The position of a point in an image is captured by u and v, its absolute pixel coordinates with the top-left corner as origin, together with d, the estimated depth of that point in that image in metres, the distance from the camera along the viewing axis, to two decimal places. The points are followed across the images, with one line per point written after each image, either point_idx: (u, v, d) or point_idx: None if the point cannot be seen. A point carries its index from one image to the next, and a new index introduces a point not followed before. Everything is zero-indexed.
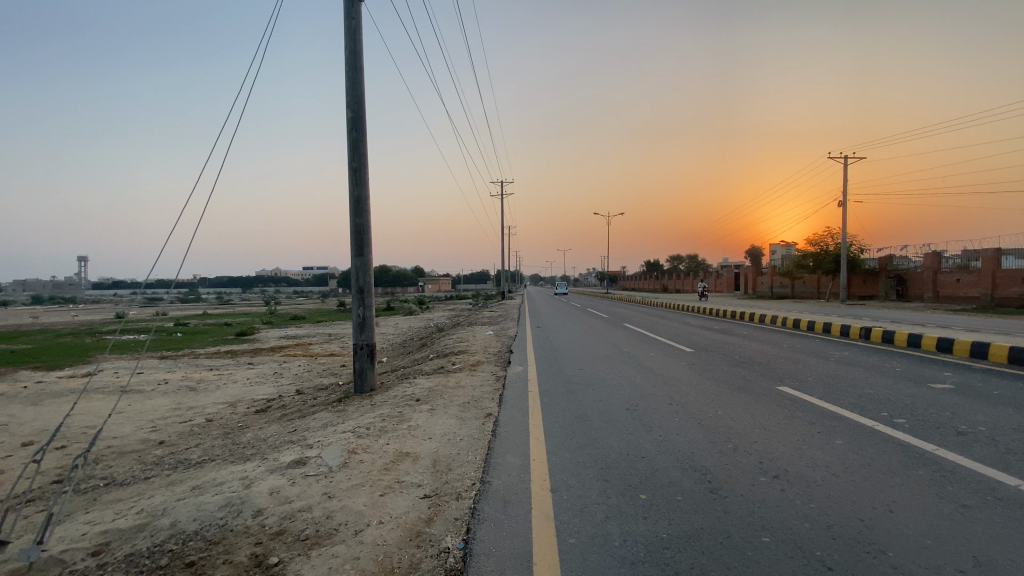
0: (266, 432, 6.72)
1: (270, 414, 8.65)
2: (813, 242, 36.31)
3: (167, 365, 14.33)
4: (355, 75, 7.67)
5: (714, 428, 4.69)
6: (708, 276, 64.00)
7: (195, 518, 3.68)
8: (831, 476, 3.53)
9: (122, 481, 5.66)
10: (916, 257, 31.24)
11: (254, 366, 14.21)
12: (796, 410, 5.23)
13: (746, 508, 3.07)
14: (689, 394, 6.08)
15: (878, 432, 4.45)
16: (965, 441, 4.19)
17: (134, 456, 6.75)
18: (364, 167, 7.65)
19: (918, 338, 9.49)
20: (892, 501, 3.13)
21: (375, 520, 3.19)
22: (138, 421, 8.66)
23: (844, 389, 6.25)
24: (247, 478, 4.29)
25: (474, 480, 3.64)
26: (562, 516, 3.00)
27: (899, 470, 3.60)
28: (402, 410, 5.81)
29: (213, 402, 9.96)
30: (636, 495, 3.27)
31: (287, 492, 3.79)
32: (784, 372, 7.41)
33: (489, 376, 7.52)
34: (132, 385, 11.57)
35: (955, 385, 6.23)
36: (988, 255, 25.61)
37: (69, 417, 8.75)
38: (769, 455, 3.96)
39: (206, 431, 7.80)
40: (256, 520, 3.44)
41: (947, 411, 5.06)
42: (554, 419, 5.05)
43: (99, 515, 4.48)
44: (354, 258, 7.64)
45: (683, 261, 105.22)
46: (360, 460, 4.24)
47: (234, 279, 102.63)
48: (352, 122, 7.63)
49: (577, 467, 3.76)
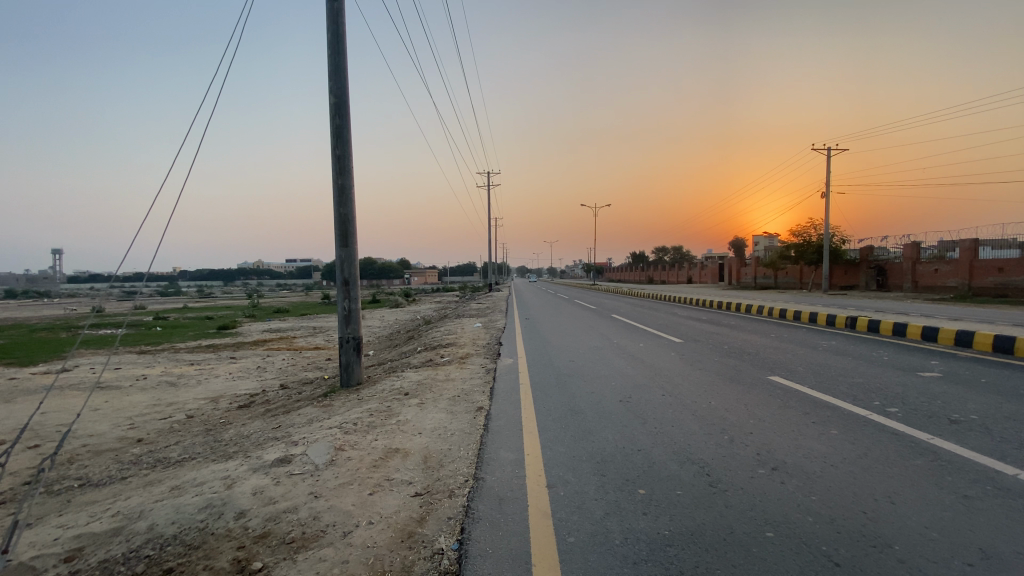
0: (249, 428, 6.52)
1: (253, 409, 8.45)
2: (796, 233, 36.67)
3: (146, 360, 13.95)
4: (338, 59, 7.43)
5: (709, 419, 4.63)
6: (693, 267, 64.49)
7: (174, 521, 3.52)
8: (830, 468, 3.48)
9: (97, 482, 5.44)
10: (895, 248, 31.73)
11: (236, 360, 13.86)
12: (789, 400, 5.21)
13: (747, 501, 3.00)
14: (681, 385, 6.03)
15: (873, 422, 4.42)
16: (959, 430, 4.18)
17: (112, 455, 6.53)
18: (348, 155, 7.43)
19: (903, 328, 9.57)
20: (893, 493, 3.09)
21: (365, 520, 3.06)
22: (115, 419, 8.39)
23: (835, 378, 6.25)
24: (229, 478, 4.13)
25: (467, 476, 3.52)
26: (559, 514, 2.90)
27: (897, 460, 3.57)
28: (389, 405, 5.66)
29: (194, 398, 9.70)
30: (635, 490, 3.18)
31: (271, 492, 3.63)
32: (774, 362, 7.41)
33: (478, 369, 7.41)
34: (109, 381, 11.24)
35: (943, 374, 6.27)
36: (965, 246, 26.16)
37: (42, 416, 8.44)
38: (767, 446, 3.91)
39: (187, 429, 7.57)
40: (238, 522, 3.29)
41: (938, 400, 5.08)
42: (547, 412, 4.95)
43: (73, 518, 4.28)
44: (339, 249, 7.43)
45: (668, 252, 105.92)
46: (348, 458, 4.09)
47: (214, 272, 100.88)
48: (335, 108, 7.40)
49: (572, 462, 3.67)
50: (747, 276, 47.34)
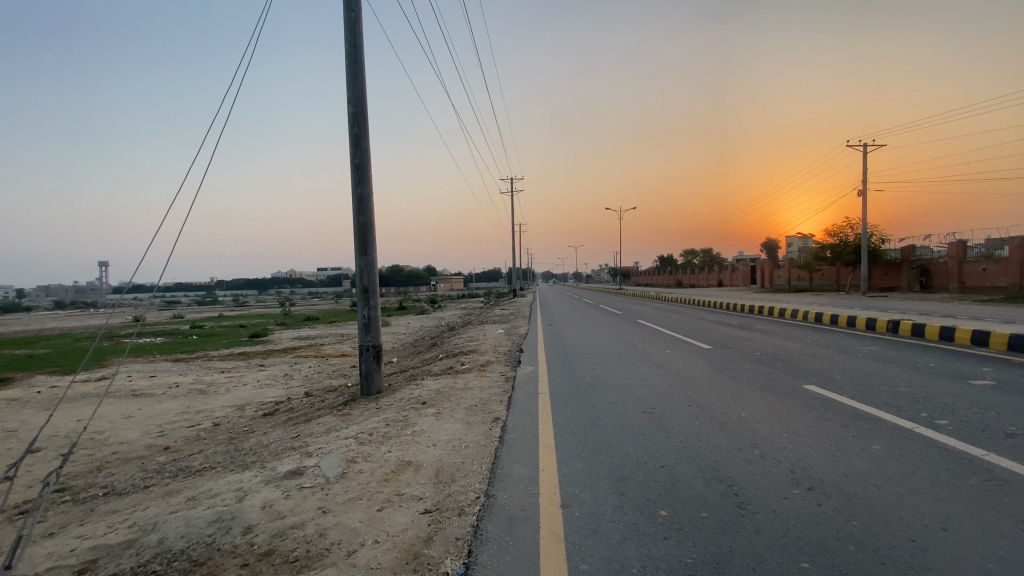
0: (269, 438, 6.51)
1: (277, 417, 8.51)
2: (832, 233, 35.35)
3: (179, 368, 14.28)
4: (356, 68, 7.42)
5: (737, 432, 4.37)
6: (724, 271, 63.03)
7: (183, 535, 3.46)
8: (872, 488, 3.19)
9: (121, 491, 5.50)
10: (939, 247, 30.30)
11: (265, 368, 14.03)
12: (825, 412, 4.89)
13: (779, 526, 2.76)
14: (708, 394, 5.75)
15: (919, 436, 4.08)
16: (1018, 445, 3.81)
17: (139, 463, 6.61)
18: (367, 163, 7.41)
19: (950, 332, 9.01)
20: (946, 518, 2.79)
21: (371, 538, 2.94)
22: (145, 426, 8.53)
23: (875, 387, 5.87)
24: (241, 490, 4.06)
25: (479, 493, 3.37)
26: (572, 537, 2.71)
27: (947, 479, 3.26)
28: (406, 414, 5.56)
29: (221, 406, 9.80)
30: (656, 511, 2.96)
31: (279, 507, 3.55)
32: (809, 370, 7.03)
33: (497, 377, 7.26)
34: (142, 389, 11.49)
35: (996, 382, 5.81)
36: (1015, 244, 24.83)
37: (77, 424, 8.64)
38: (801, 462, 3.63)
39: (212, 437, 7.61)
40: (245, 538, 3.20)
41: (992, 411, 4.68)
42: (565, 424, 4.77)
43: (91, 529, 4.29)
44: (358, 257, 7.41)
45: (697, 255, 104.00)
46: (360, 470, 3.99)
47: (248, 283, 103.83)
48: (354, 117, 7.38)
49: (590, 479, 3.47)
50: (782, 278, 45.93)
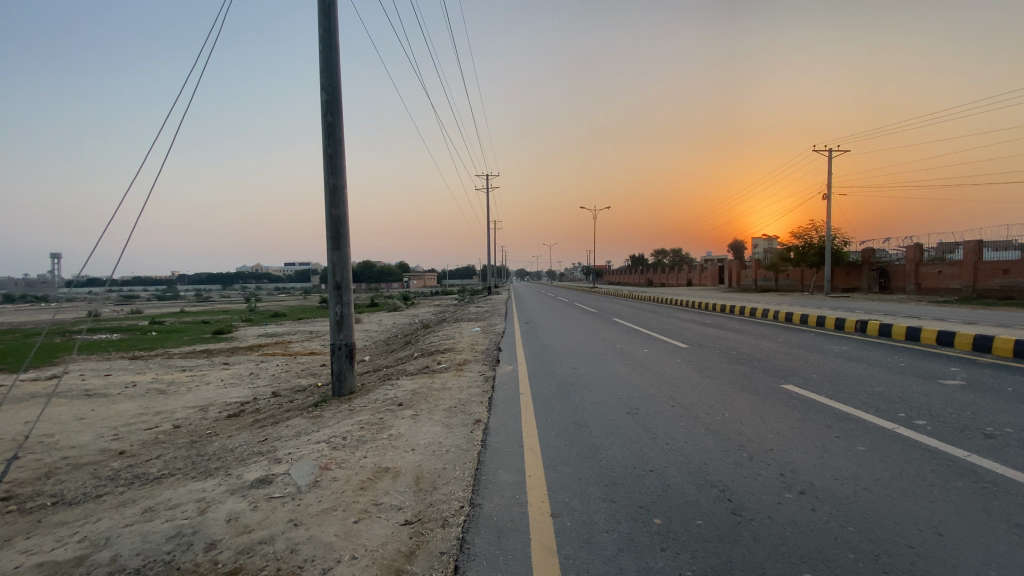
0: (234, 442, 6.17)
1: (243, 419, 8.14)
2: (797, 235, 36.42)
3: (139, 366, 13.61)
4: (330, 55, 7.11)
5: (723, 434, 4.31)
6: (693, 271, 64.25)
7: (140, 552, 3.17)
8: (863, 492, 3.16)
9: (71, 500, 5.09)
10: (897, 249, 31.51)
11: (229, 366, 13.47)
12: (807, 412, 4.90)
13: (778, 534, 2.67)
14: (691, 395, 5.70)
15: (903, 437, 4.10)
16: (997, 446, 3.86)
17: (91, 469, 6.16)
18: (340, 153, 7.11)
19: (917, 331, 9.26)
20: (940, 522, 2.75)
21: (347, 555, 2.72)
22: (98, 429, 8.01)
23: (852, 386, 5.93)
24: (204, 501, 3.77)
25: (463, 502, 3.20)
26: (566, 551, 2.56)
27: (936, 482, 3.24)
28: (382, 417, 5.32)
29: (183, 407, 9.31)
30: (650, 520, 2.85)
31: (246, 519, 3.29)
32: (787, 369, 7.10)
33: (476, 376, 7.08)
34: (97, 388, 10.86)
35: (967, 382, 5.95)
36: (969, 247, 25.95)
37: (25, 427, 8.08)
38: (791, 465, 3.58)
39: (172, 441, 7.21)
40: (207, 555, 2.95)
41: (967, 411, 4.75)
42: (549, 427, 4.65)
43: (37, 544, 3.93)
44: (331, 252, 7.10)
45: (668, 255, 105.61)
46: (333, 478, 3.76)
47: (213, 278, 100.81)
48: (327, 105, 7.07)
49: (579, 485, 3.35)
50: (749, 278, 47.08)
